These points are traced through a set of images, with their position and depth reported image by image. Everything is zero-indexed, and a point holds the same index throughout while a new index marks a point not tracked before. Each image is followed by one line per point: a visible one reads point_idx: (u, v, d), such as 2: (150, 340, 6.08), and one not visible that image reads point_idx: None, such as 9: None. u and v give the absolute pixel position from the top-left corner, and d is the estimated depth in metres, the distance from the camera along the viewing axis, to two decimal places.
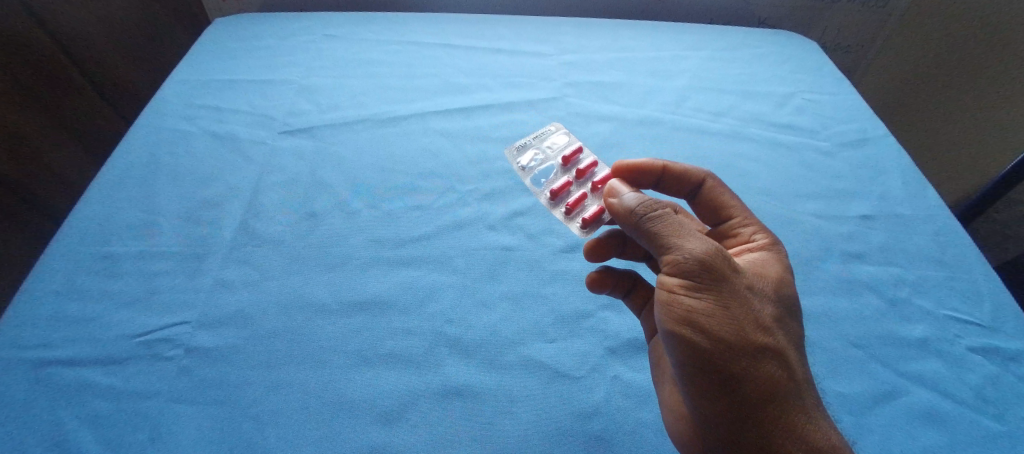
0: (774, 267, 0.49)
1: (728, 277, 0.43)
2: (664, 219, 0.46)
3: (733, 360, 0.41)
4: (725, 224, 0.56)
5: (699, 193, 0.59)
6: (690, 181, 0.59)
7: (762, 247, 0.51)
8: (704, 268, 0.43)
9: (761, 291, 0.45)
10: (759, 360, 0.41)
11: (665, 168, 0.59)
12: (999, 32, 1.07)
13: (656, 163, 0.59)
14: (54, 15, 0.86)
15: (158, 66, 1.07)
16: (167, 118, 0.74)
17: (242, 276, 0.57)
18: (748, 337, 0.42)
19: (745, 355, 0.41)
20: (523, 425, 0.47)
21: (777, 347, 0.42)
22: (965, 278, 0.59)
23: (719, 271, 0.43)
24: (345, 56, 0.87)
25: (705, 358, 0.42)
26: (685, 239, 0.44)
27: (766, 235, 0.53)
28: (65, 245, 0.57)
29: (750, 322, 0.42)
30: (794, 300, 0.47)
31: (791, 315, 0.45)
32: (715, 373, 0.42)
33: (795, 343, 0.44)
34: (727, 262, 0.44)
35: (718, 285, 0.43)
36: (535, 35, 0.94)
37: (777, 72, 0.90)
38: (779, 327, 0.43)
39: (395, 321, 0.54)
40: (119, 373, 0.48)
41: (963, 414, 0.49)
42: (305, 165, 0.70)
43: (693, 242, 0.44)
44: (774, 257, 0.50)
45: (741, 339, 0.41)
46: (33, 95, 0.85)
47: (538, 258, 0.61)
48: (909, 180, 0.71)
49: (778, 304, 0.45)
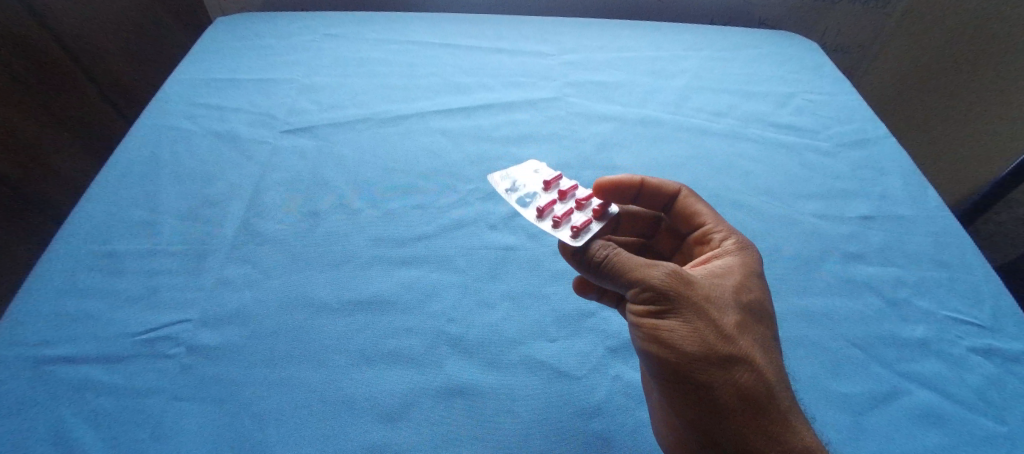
0: (738, 272, 0.49)
1: (687, 292, 0.44)
2: (613, 249, 0.47)
3: (699, 371, 0.42)
4: (697, 232, 0.57)
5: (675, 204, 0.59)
6: (664, 194, 0.59)
7: (728, 253, 0.52)
8: (662, 289, 0.44)
9: (722, 300, 0.45)
10: (725, 368, 0.42)
11: (642, 183, 0.57)
12: (1000, 33, 1.07)
13: (632, 179, 0.57)
14: (56, 14, 0.86)
15: (162, 66, 1.08)
16: (167, 116, 0.74)
17: (243, 274, 0.57)
18: (711, 347, 0.43)
19: (710, 365, 0.42)
20: (523, 424, 0.47)
21: (741, 354, 0.43)
22: (964, 279, 0.59)
23: (676, 288, 0.44)
24: (346, 55, 0.88)
25: (672, 373, 0.43)
26: (641, 263, 0.45)
27: (730, 239, 0.53)
28: (66, 243, 0.57)
29: (711, 333, 0.43)
30: (757, 302, 0.47)
31: (756, 318, 0.46)
32: (685, 385, 0.43)
33: (761, 347, 0.44)
34: (683, 279, 0.44)
35: (678, 301, 0.44)
36: (536, 35, 0.94)
37: (777, 72, 0.90)
38: (745, 332, 0.44)
39: (396, 320, 0.54)
40: (120, 371, 0.48)
41: (963, 415, 0.49)
42: (306, 164, 0.70)
43: (645, 267, 0.45)
44: (738, 263, 0.50)
45: (704, 350, 0.42)
46: (34, 94, 0.85)
47: (539, 258, 0.61)
48: (909, 180, 0.71)
49: (742, 311, 0.46)
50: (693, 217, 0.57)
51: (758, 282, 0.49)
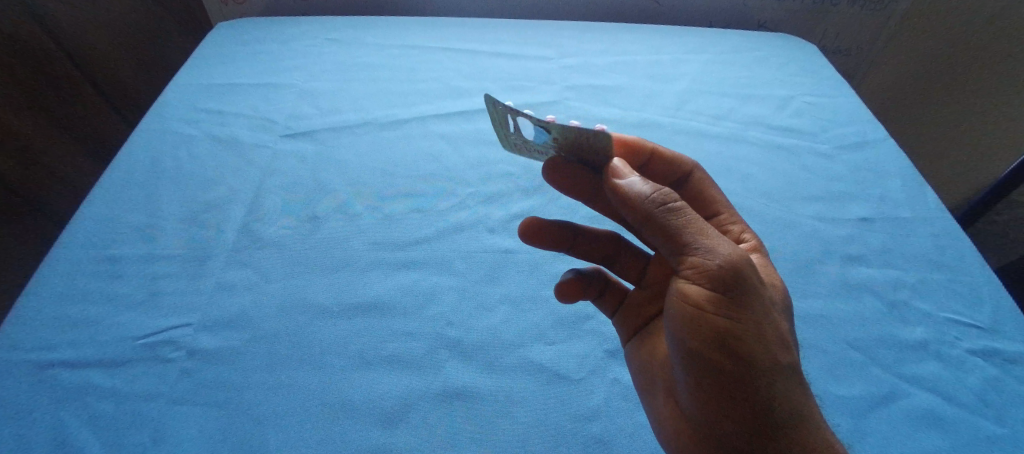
0: (771, 276, 0.49)
1: (757, 288, 0.41)
2: (690, 217, 0.42)
3: (763, 373, 0.40)
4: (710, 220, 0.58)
5: (683, 184, 0.60)
6: (677, 170, 0.60)
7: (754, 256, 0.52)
8: (742, 280, 0.40)
9: (775, 303, 0.44)
10: (785, 372, 0.40)
11: (653, 152, 0.59)
12: (1003, 45, 1.08)
13: (647, 144, 0.59)
14: (61, 19, 0.87)
15: (168, 70, 1.08)
16: (169, 121, 0.75)
17: (243, 278, 0.57)
18: (776, 351, 0.40)
19: (775, 369, 0.40)
20: (521, 427, 0.47)
21: (796, 363, 0.41)
22: (964, 280, 0.59)
23: (752, 282, 0.40)
24: (347, 60, 0.88)
25: (735, 374, 0.40)
26: (719, 245, 0.41)
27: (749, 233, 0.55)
28: (69, 247, 0.58)
29: (776, 336, 0.40)
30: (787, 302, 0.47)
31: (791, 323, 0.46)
32: (746, 385, 0.40)
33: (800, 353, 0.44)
34: (755, 273, 0.41)
35: (751, 296, 0.40)
36: (537, 39, 0.94)
37: (777, 75, 0.90)
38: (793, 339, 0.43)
39: (395, 324, 0.54)
40: (121, 375, 0.48)
41: (965, 417, 0.48)
42: (306, 169, 0.70)
43: (728, 246, 0.41)
44: (764, 267, 0.51)
45: (769, 354, 0.40)
46: (35, 96, 0.86)
47: (538, 261, 0.61)
48: (910, 183, 0.71)
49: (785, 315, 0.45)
50: (704, 203, 0.58)
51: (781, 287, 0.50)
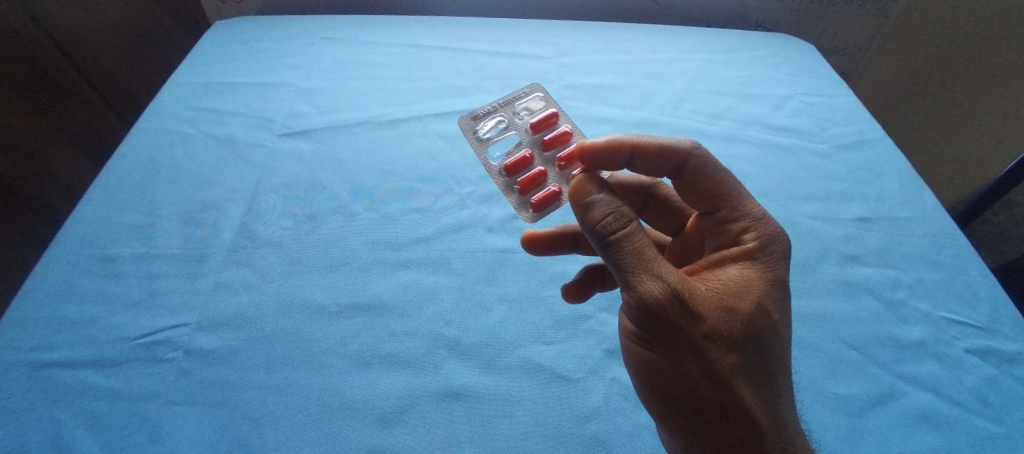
0: (755, 291, 0.42)
1: (685, 329, 0.39)
2: (624, 248, 0.40)
3: (688, 407, 0.41)
4: (711, 217, 0.47)
5: (679, 175, 0.48)
6: (670, 159, 0.48)
7: (747, 259, 0.43)
8: (657, 319, 0.39)
9: (727, 335, 0.40)
10: (713, 411, 0.40)
11: (633, 147, 0.48)
12: (998, 51, 1.07)
13: (623, 142, 0.48)
14: (59, 18, 0.87)
15: (165, 68, 1.08)
16: (166, 120, 0.74)
17: (241, 278, 0.57)
18: (701, 393, 0.40)
19: (699, 406, 0.40)
20: (520, 427, 0.47)
21: (737, 402, 0.39)
22: (962, 279, 0.59)
23: (672, 322, 0.39)
24: (343, 59, 0.87)
25: (663, 401, 0.42)
26: (641, 281, 0.39)
27: (754, 235, 0.44)
28: (66, 247, 0.57)
29: (703, 375, 0.40)
30: (772, 327, 0.41)
31: (768, 353, 0.41)
32: (673, 412, 0.42)
33: (760, 387, 0.40)
34: (682, 310, 0.39)
35: (673, 334, 0.39)
36: (535, 37, 0.94)
37: (774, 74, 0.90)
38: (748, 376, 0.40)
39: (394, 323, 0.54)
40: (118, 376, 0.48)
41: (960, 416, 0.49)
42: (304, 168, 0.70)
43: (653, 281, 0.39)
44: (755, 276, 0.42)
45: (692, 393, 0.40)
46: (31, 94, 0.85)
47: (537, 260, 0.60)
48: (908, 182, 0.71)
49: (747, 346, 0.40)
50: (705, 195, 0.47)
51: (775, 297, 0.42)
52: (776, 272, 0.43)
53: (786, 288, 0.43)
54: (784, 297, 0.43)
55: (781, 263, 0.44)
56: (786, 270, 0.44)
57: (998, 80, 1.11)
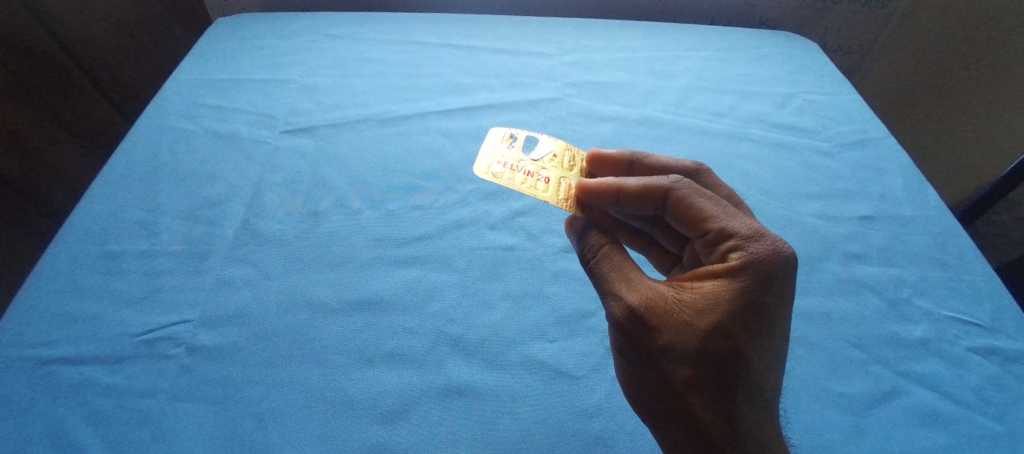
0: (723, 310, 0.44)
1: (642, 342, 0.46)
2: (595, 269, 0.49)
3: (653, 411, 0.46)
4: (704, 236, 0.49)
5: (667, 206, 0.50)
6: (656, 191, 0.50)
7: (726, 277, 0.45)
8: (621, 332, 0.46)
9: (682, 349, 0.44)
10: (671, 417, 0.45)
11: (618, 189, 0.52)
12: (1003, 48, 1.06)
13: (609, 185, 0.53)
14: (63, 14, 0.87)
15: (166, 68, 1.10)
16: (167, 117, 0.74)
17: (243, 275, 0.57)
18: (660, 397, 0.45)
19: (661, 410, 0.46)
20: (521, 424, 0.47)
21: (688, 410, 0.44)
22: (965, 278, 0.59)
23: (631, 334, 0.46)
24: (345, 56, 0.87)
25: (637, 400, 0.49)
26: (608, 302, 0.47)
27: (738, 256, 0.45)
28: (68, 243, 0.57)
29: (659, 382, 0.45)
30: (736, 347, 0.43)
31: (729, 371, 0.43)
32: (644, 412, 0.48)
33: (714, 399, 0.44)
34: (639, 325, 0.45)
35: (635, 344, 0.46)
36: (538, 36, 0.94)
37: (778, 73, 0.89)
38: (701, 389, 0.44)
39: (396, 320, 0.54)
40: (120, 372, 0.48)
41: (963, 415, 0.49)
42: (306, 165, 0.70)
43: (614, 300, 0.46)
44: (728, 295, 0.44)
45: (653, 397, 0.46)
46: (34, 91, 0.85)
47: (539, 258, 0.61)
48: (911, 180, 0.71)
49: (703, 362, 0.44)
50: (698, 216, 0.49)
51: (742, 318, 0.44)
52: (753, 295, 0.44)
53: (764, 309, 0.44)
54: (760, 317, 0.44)
55: (762, 284, 0.44)
56: (768, 291, 0.44)
57: (1003, 78, 1.09)
